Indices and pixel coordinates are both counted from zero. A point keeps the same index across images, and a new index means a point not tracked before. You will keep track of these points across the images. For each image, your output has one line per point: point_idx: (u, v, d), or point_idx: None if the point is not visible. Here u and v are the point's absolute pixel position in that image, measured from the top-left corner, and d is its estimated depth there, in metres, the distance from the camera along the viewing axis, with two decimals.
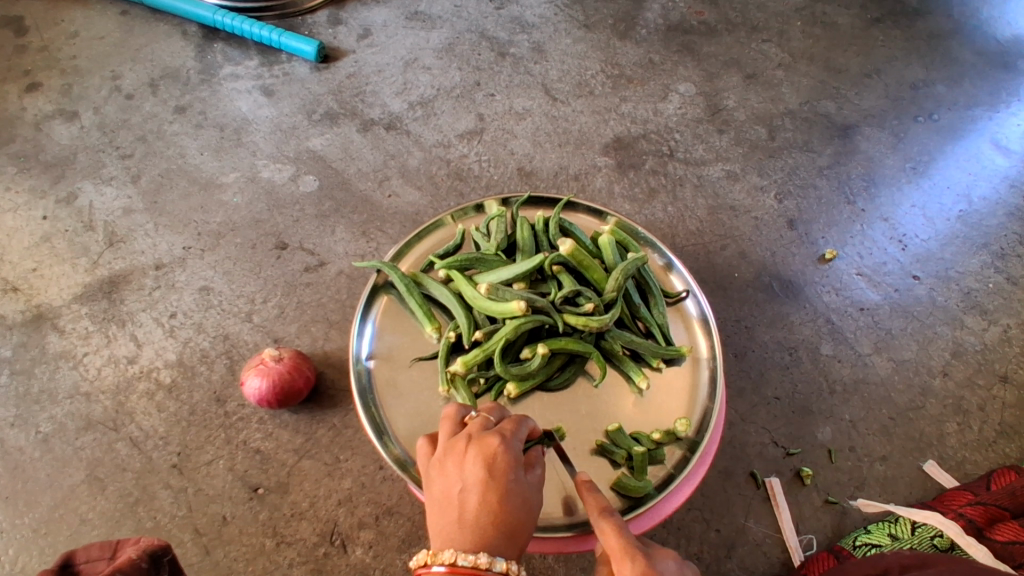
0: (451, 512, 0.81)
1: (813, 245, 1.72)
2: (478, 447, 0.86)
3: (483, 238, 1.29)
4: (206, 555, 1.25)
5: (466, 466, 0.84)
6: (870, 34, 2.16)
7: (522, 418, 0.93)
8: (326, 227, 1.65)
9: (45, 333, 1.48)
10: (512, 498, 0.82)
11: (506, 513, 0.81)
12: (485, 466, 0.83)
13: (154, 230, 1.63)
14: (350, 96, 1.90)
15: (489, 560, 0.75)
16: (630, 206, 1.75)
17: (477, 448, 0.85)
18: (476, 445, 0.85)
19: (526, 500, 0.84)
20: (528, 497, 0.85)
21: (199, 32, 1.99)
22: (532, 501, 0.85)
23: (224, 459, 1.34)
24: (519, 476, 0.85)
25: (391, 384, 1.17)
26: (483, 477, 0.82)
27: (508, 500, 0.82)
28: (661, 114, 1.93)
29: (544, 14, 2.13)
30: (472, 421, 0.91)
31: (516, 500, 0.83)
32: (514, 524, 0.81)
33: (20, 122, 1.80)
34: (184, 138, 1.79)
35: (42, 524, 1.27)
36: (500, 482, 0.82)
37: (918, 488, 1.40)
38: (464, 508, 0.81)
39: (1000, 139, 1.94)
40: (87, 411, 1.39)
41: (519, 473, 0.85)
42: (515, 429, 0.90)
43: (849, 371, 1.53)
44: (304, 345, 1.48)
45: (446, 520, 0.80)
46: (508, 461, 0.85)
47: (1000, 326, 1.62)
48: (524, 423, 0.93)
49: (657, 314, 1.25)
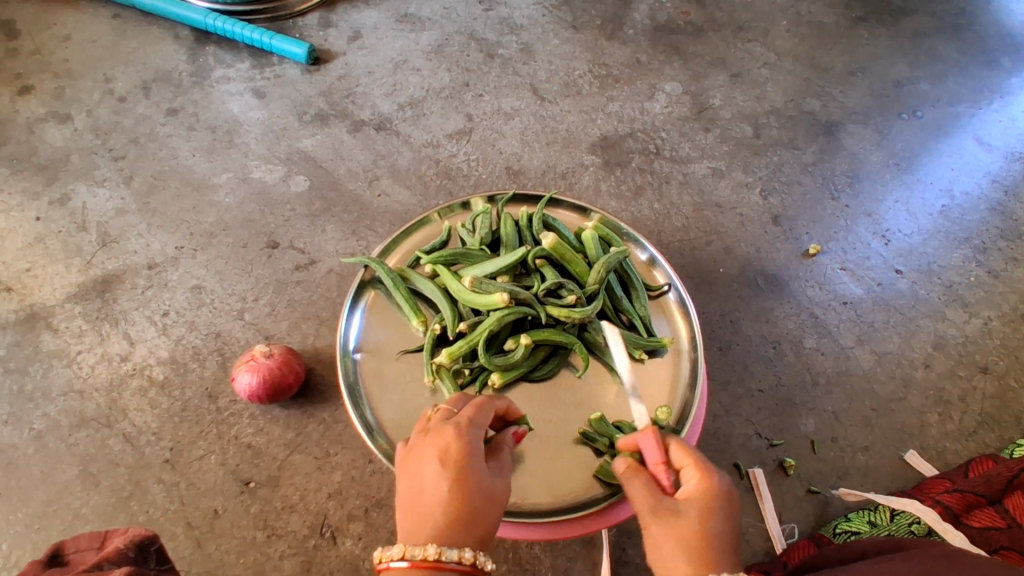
0: (414, 508, 0.84)
1: (797, 241, 1.75)
2: (435, 441, 0.87)
3: (468, 234, 1.33)
4: (198, 548, 1.27)
5: (424, 461, 0.86)
6: (854, 33, 2.19)
7: (486, 404, 0.95)
8: (317, 227, 1.67)
9: (38, 332, 1.50)
10: (467, 487, 0.84)
11: (460, 503, 0.83)
12: (439, 459, 0.85)
13: (147, 231, 1.65)
14: (341, 97, 1.92)
15: (439, 551, 0.78)
16: (616, 203, 1.78)
17: (433, 442, 0.87)
18: (433, 438, 0.88)
19: (483, 487, 0.85)
20: (486, 484, 0.86)
21: (191, 35, 2.02)
22: (491, 486, 0.87)
23: (216, 454, 1.36)
24: (475, 464, 0.86)
25: (378, 377, 1.20)
26: (438, 470, 0.84)
27: (462, 489, 0.83)
28: (648, 113, 1.96)
29: (533, 16, 2.16)
30: (436, 414, 0.94)
31: (471, 486, 0.84)
32: (468, 513, 0.83)
33: (13, 125, 1.82)
34: (176, 140, 1.81)
35: (36, 519, 1.29)
36: (453, 474, 0.84)
37: (898, 477, 1.43)
38: (423, 502, 0.83)
39: (981, 136, 1.97)
40: (80, 408, 1.41)
41: (475, 460, 0.86)
42: (475, 417, 0.92)
43: (832, 364, 1.56)
44: (294, 342, 1.50)
45: (408, 515, 0.84)
46: (462, 451, 0.86)
47: (981, 318, 1.65)
48: (485, 409, 0.94)
49: (639, 307, 1.28)
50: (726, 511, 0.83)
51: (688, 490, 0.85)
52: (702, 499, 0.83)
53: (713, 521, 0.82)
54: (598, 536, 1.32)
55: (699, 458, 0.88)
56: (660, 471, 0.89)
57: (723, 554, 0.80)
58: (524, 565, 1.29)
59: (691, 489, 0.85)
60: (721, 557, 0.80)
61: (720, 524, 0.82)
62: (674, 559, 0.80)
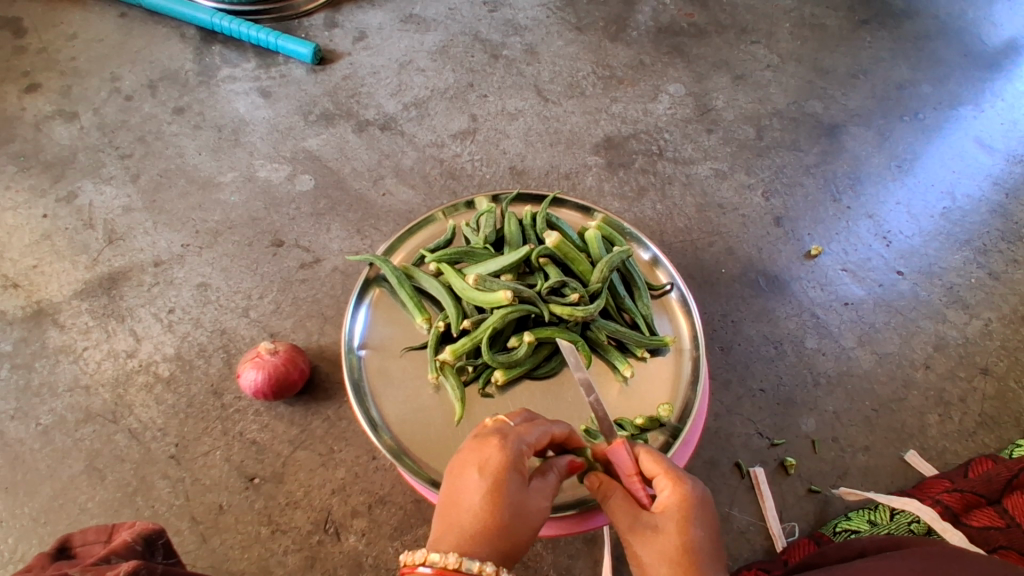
0: (448, 514, 0.80)
1: (798, 242, 1.76)
2: (478, 449, 0.84)
3: (472, 232, 1.34)
4: (203, 543, 1.28)
5: (466, 469, 0.82)
6: (856, 36, 2.20)
7: (541, 425, 0.91)
8: (322, 225, 1.68)
9: (45, 328, 1.51)
10: (503, 504, 0.79)
11: (494, 520, 0.78)
12: (480, 468, 0.81)
13: (153, 228, 1.66)
14: (346, 96, 1.93)
15: (462, 562, 0.73)
16: (619, 204, 1.79)
17: (476, 450, 0.84)
18: (478, 447, 0.84)
19: (522, 506, 0.81)
20: (525, 503, 0.82)
21: (197, 35, 2.03)
22: (531, 510, 0.82)
23: (221, 450, 1.37)
24: (519, 480, 0.82)
25: (381, 372, 1.22)
26: (478, 480, 0.80)
27: (501, 504, 0.79)
28: (651, 114, 1.97)
29: (537, 17, 2.17)
30: (486, 423, 0.90)
31: (509, 503, 0.80)
32: (502, 531, 0.78)
33: (20, 122, 1.83)
34: (182, 138, 1.83)
35: (42, 513, 1.30)
36: (494, 486, 0.80)
37: (898, 477, 1.43)
38: (457, 511, 0.79)
39: (983, 138, 1.97)
40: (86, 404, 1.42)
41: (518, 477, 0.82)
42: (524, 434, 0.87)
43: (833, 364, 1.57)
44: (299, 339, 1.51)
45: (441, 522, 0.80)
46: (506, 464, 0.82)
47: (982, 320, 1.66)
48: (536, 431, 0.89)
49: (641, 306, 1.30)
50: (701, 517, 0.82)
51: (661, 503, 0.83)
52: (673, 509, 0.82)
53: (690, 528, 0.80)
54: (600, 533, 1.33)
55: (669, 466, 0.86)
56: (634, 483, 0.88)
57: (705, 561, 0.79)
58: (526, 562, 1.30)
59: (664, 500, 0.83)
60: (706, 564, 0.79)
61: (699, 533, 0.81)
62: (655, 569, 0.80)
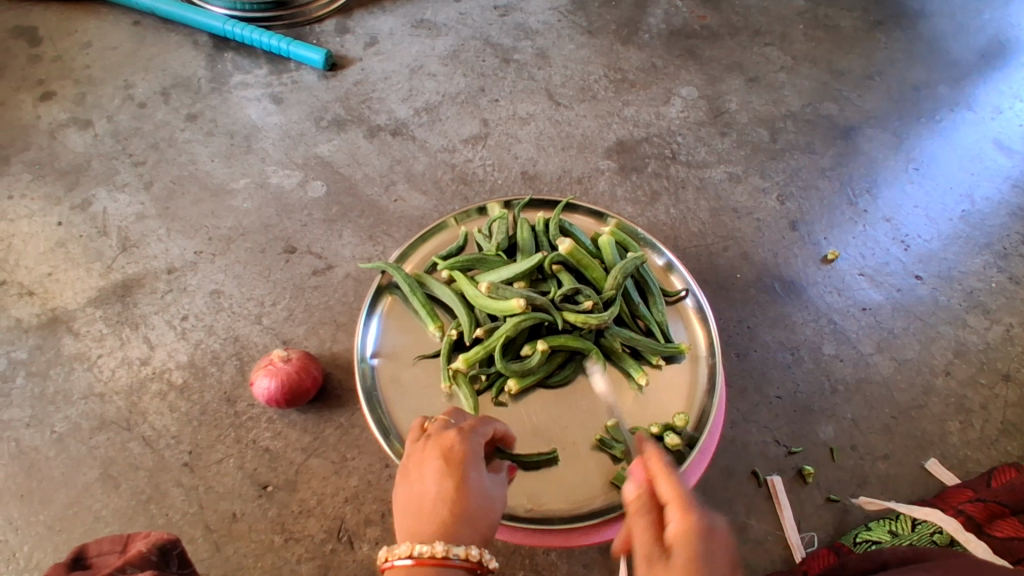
0: (415, 508, 0.86)
1: (814, 246, 1.73)
2: (436, 444, 0.91)
3: (485, 239, 1.33)
4: (216, 551, 1.28)
5: (426, 463, 0.89)
6: (871, 37, 2.17)
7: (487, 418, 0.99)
8: (334, 231, 1.68)
9: (59, 336, 1.52)
10: (468, 489, 0.86)
11: (462, 503, 0.85)
12: (441, 460, 0.88)
13: (166, 236, 1.67)
14: (357, 102, 1.93)
15: (446, 548, 0.79)
16: (632, 208, 1.77)
17: (435, 445, 0.91)
18: (436, 442, 0.91)
19: (485, 491, 0.88)
20: (487, 489, 0.89)
21: (210, 42, 2.04)
22: (494, 493, 0.90)
23: (234, 457, 1.37)
24: (477, 466, 0.89)
25: (395, 381, 1.21)
26: (440, 470, 0.87)
27: (467, 488, 0.86)
28: (664, 118, 1.96)
29: (548, 21, 2.16)
30: (432, 425, 0.97)
31: (473, 487, 0.87)
32: (472, 513, 0.85)
33: (35, 130, 1.85)
34: (195, 145, 1.83)
35: (57, 521, 1.31)
36: (457, 473, 0.87)
37: (919, 485, 1.41)
38: (424, 503, 0.85)
39: (1002, 139, 1.94)
40: (101, 411, 1.42)
41: (477, 463, 0.89)
42: (476, 426, 0.95)
43: (851, 370, 1.54)
44: (312, 346, 1.51)
45: (409, 517, 0.86)
46: (464, 452, 0.89)
47: (1003, 325, 1.63)
48: (487, 421, 0.97)
49: (656, 313, 1.28)
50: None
51: (674, 531, 0.73)
52: (683, 539, 0.72)
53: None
54: None
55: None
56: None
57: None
58: (540, 571, 1.29)
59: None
60: None
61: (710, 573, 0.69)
62: None
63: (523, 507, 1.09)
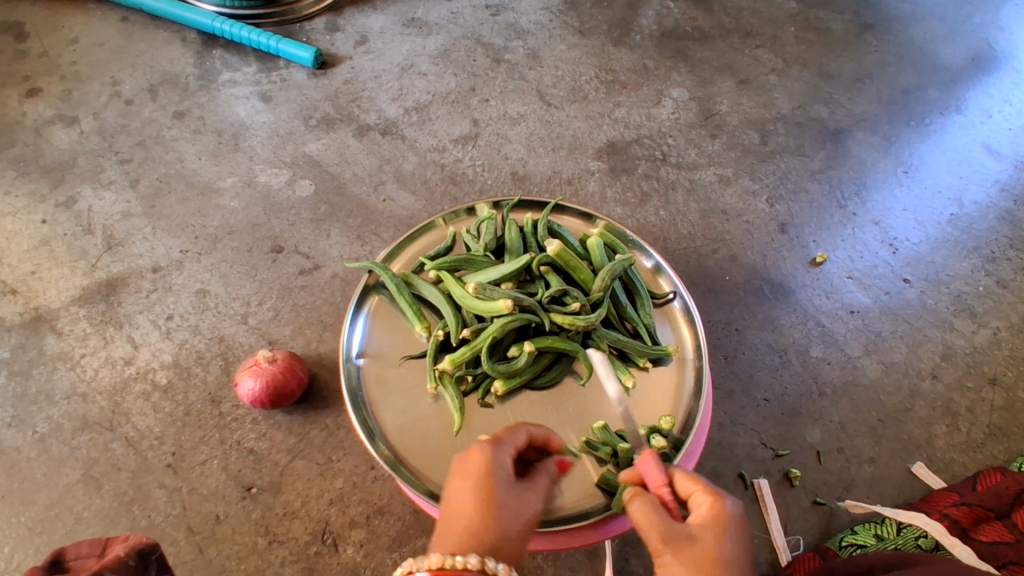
0: (443, 526, 0.82)
1: (804, 249, 1.74)
2: (463, 459, 0.88)
3: (473, 240, 1.33)
4: (199, 553, 1.27)
5: (453, 482, 0.86)
6: (862, 40, 2.18)
7: (516, 429, 0.96)
8: (322, 231, 1.67)
9: (42, 335, 1.50)
10: (491, 502, 0.82)
11: (488, 517, 0.81)
12: (465, 476, 0.85)
13: (152, 234, 1.65)
14: (347, 101, 1.92)
15: (464, 557, 0.73)
16: (622, 210, 1.77)
17: (462, 461, 0.88)
18: (461, 458, 0.88)
19: (511, 507, 0.84)
20: (513, 504, 0.84)
21: (199, 39, 2.02)
22: (521, 514, 0.85)
23: (219, 459, 1.36)
24: (503, 481, 0.86)
25: (380, 382, 1.20)
26: (466, 485, 0.84)
27: (495, 506, 0.82)
28: (655, 119, 1.95)
29: (540, 21, 2.16)
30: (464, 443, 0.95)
31: (497, 500, 0.83)
32: (497, 529, 0.80)
33: (20, 127, 1.82)
34: (182, 143, 1.82)
35: (38, 522, 1.29)
36: (482, 487, 0.83)
37: (905, 489, 1.41)
38: (448, 520, 0.82)
39: (990, 144, 1.95)
40: (84, 412, 1.41)
41: (500, 476, 0.86)
42: (502, 439, 0.92)
43: (839, 374, 1.55)
44: (298, 347, 1.50)
45: (438, 536, 0.81)
46: (489, 466, 0.86)
47: (990, 328, 1.63)
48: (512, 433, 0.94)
49: (644, 315, 1.28)
50: (735, 527, 0.81)
51: (702, 516, 0.81)
52: (715, 521, 0.80)
53: (727, 544, 0.79)
54: (601, 546, 1.31)
55: (707, 485, 0.85)
56: (663, 495, 0.86)
57: None
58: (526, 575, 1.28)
59: (703, 515, 0.81)
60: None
61: (733, 548, 0.79)
62: None
63: None
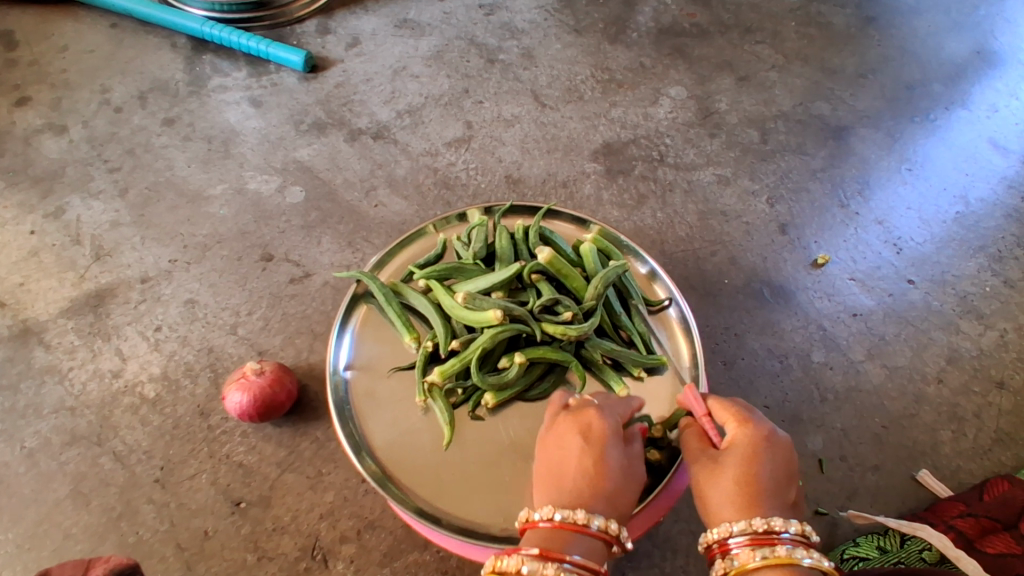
0: (552, 476, 0.89)
1: (805, 250, 1.70)
2: (575, 418, 0.94)
3: (463, 247, 1.30)
4: (188, 570, 1.25)
5: (566, 436, 0.92)
6: (865, 34, 2.13)
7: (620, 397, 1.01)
8: (312, 238, 1.64)
9: (30, 348, 1.49)
10: (606, 464, 0.89)
11: (603, 475, 0.88)
12: (582, 435, 0.91)
13: (141, 244, 1.63)
14: (338, 105, 1.89)
15: (586, 517, 0.82)
16: (618, 212, 1.73)
17: (575, 419, 0.94)
18: (574, 418, 0.94)
19: (624, 468, 0.90)
20: (627, 465, 0.91)
21: (188, 44, 2.00)
22: (633, 474, 0.92)
23: (208, 473, 1.34)
24: (617, 444, 0.92)
25: (369, 395, 1.18)
26: (581, 443, 0.90)
27: (606, 466, 0.89)
28: (652, 119, 1.92)
29: (534, 20, 2.12)
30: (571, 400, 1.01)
31: (611, 461, 0.89)
32: (612, 488, 0.87)
33: (10, 136, 1.81)
34: (172, 150, 1.80)
35: (25, 539, 1.27)
36: (597, 448, 0.90)
37: (910, 497, 1.38)
38: (561, 472, 0.89)
39: (997, 139, 1.90)
40: (72, 426, 1.39)
41: (616, 440, 0.92)
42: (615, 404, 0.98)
43: (841, 379, 1.51)
44: (288, 357, 1.48)
45: (546, 484, 0.89)
46: (605, 429, 0.92)
47: (997, 330, 1.59)
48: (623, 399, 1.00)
49: (638, 323, 1.25)
50: (775, 448, 0.87)
51: (730, 441, 0.89)
52: (742, 446, 0.87)
53: (759, 465, 0.85)
54: None
55: (739, 412, 0.91)
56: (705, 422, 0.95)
57: (768, 496, 0.83)
58: None
59: (733, 440, 0.89)
60: (765, 496, 0.83)
61: (765, 468, 0.85)
62: (719, 505, 0.84)
63: (497, 527, 1.06)
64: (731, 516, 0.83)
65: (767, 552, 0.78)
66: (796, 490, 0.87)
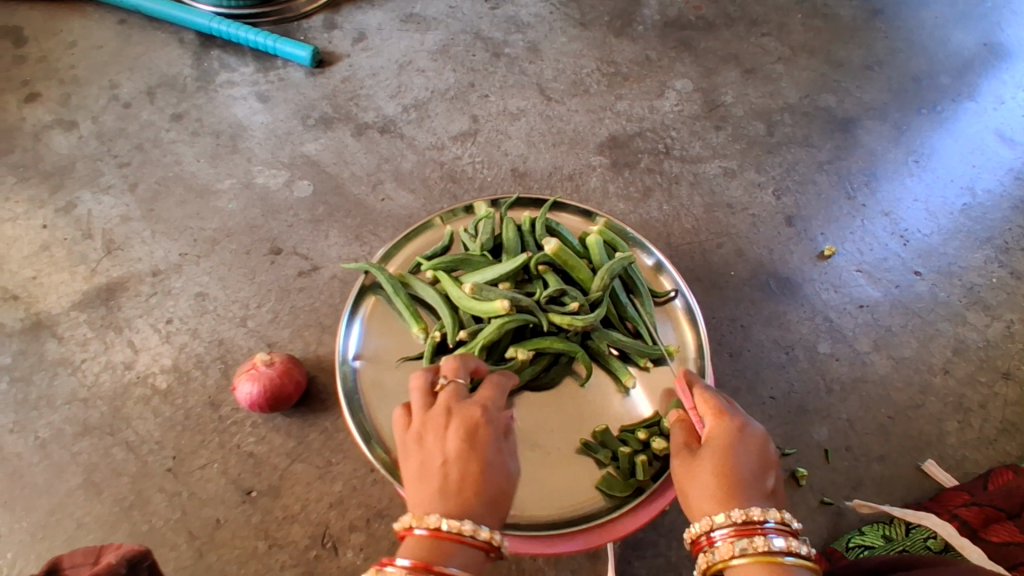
0: (432, 479, 0.79)
1: (811, 242, 1.70)
2: (460, 415, 0.83)
3: (470, 239, 1.31)
4: (199, 558, 1.27)
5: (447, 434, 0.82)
6: (872, 26, 2.12)
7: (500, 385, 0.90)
8: (320, 232, 1.66)
9: (43, 341, 1.51)
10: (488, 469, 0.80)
11: (484, 481, 0.80)
12: (465, 435, 0.81)
13: (150, 238, 1.65)
14: (344, 100, 1.90)
15: (472, 527, 0.75)
16: (624, 205, 1.74)
17: (460, 417, 0.83)
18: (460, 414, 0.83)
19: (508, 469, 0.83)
20: (504, 465, 0.83)
21: (196, 39, 2.01)
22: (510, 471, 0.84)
23: (218, 463, 1.35)
24: (499, 445, 0.83)
25: (377, 385, 1.19)
26: (462, 445, 0.81)
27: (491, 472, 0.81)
28: (657, 111, 1.92)
29: (540, 13, 2.12)
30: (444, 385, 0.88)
31: (494, 465, 0.81)
32: (496, 493, 0.81)
33: (20, 132, 1.83)
34: (180, 145, 1.81)
35: (40, 528, 1.30)
36: (480, 453, 0.80)
37: (915, 487, 1.38)
38: (437, 472, 0.80)
39: (1004, 131, 1.89)
40: (84, 417, 1.41)
41: (499, 442, 0.83)
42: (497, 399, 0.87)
43: (847, 370, 1.51)
44: (297, 349, 1.49)
45: (426, 485, 0.79)
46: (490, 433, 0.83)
47: (1004, 321, 1.59)
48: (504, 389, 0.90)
49: (645, 314, 1.25)
50: (750, 442, 0.87)
51: (709, 433, 0.88)
52: (721, 437, 0.87)
53: (737, 456, 0.85)
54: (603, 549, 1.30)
55: (719, 404, 0.91)
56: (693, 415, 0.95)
57: (747, 486, 0.83)
58: None
59: (711, 432, 0.88)
60: (744, 487, 0.83)
61: (742, 460, 0.85)
62: (699, 497, 0.84)
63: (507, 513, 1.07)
64: (712, 509, 0.83)
65: (747, 543, 0.78)
66: (775, 479, 0.86)
